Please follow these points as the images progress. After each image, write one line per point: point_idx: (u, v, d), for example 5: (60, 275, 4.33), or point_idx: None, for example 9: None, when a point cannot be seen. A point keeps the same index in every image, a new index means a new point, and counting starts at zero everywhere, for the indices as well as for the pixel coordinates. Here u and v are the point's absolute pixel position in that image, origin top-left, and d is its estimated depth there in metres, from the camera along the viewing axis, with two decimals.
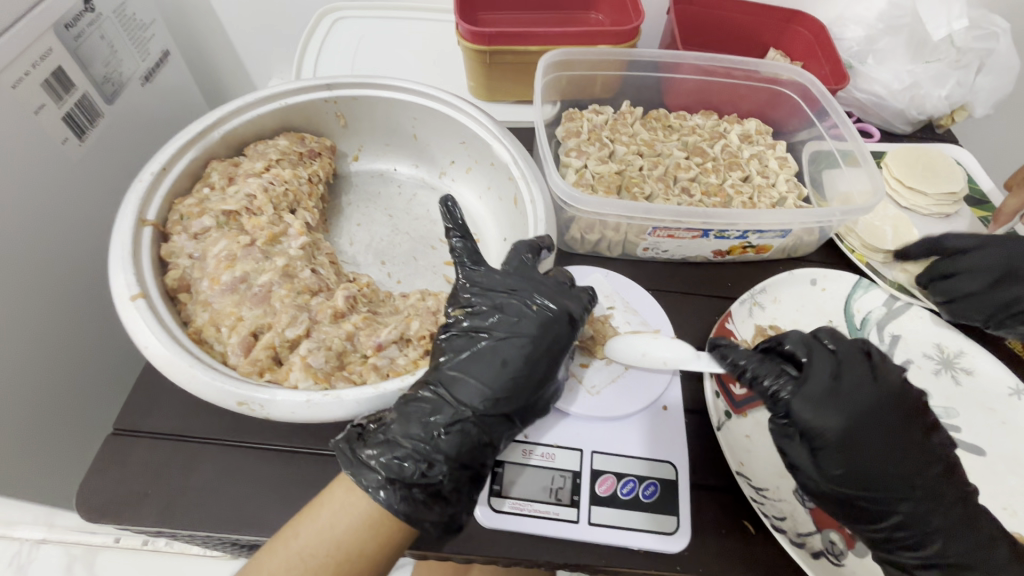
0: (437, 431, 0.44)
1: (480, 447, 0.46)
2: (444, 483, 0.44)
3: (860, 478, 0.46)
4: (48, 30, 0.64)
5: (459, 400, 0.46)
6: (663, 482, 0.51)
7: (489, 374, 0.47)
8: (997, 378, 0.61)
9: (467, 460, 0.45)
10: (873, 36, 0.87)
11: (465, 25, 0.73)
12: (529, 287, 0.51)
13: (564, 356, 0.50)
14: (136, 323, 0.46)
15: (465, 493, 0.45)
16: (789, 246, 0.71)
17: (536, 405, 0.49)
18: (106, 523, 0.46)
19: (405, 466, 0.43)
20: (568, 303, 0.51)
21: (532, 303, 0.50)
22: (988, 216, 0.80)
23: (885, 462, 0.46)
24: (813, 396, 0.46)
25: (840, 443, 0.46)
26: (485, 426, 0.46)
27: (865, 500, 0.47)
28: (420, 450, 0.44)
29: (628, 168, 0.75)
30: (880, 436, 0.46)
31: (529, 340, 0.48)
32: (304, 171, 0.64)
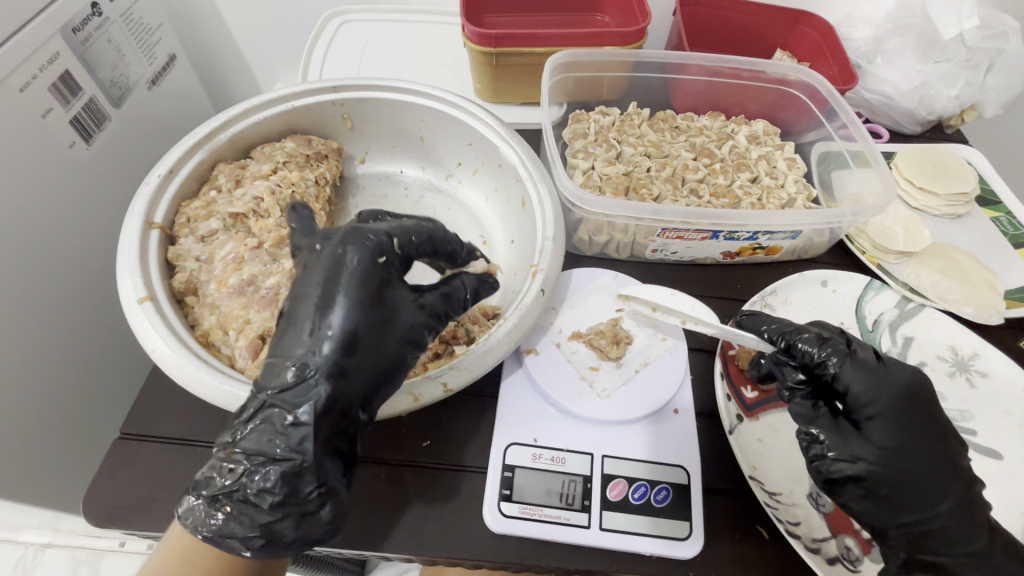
0: (239, 432, 0.41)
1: (283, 431, 0.40)
2: (249, 486, 0.40)
3: (898, 460, 0.46)
4: (55, 34, 0.64)
5: (262, 387, 0.41)
6: (676, 486, 0.50)
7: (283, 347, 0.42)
8: (1012, 380, 0.60)
9: (280, 452, 0.40)
10: (881, 36, 0.87)
11: (471, 27, 0.73)
12: (312, 239, 0.46)
13: (347, 289, 0.42)
14: (143, 326, 0.46)
15: (282, 492, 0.40)
16: (799, 247, 0.70)
17: (355, 368, 0.42)
18: (114, 529, 0.46)
19: (211, 478, 0.41)
20: (346, 234, 0.45)
21: (312, 253, 0.45)
22: (1001, 216, 0.79)
23: (925, 448, 0.46)
24: (861, 366, 0.49)
25: (881, 417, 0.47)
26: (288, 404, 0.40)
27: (906, 489, 0.45)
28: (226, 460, 0.41)
29: (635, 169, 0.75)
30: (923, 420, 0.47)
31: (317, 285, 0.42)
32: (311, 173, 0.63)
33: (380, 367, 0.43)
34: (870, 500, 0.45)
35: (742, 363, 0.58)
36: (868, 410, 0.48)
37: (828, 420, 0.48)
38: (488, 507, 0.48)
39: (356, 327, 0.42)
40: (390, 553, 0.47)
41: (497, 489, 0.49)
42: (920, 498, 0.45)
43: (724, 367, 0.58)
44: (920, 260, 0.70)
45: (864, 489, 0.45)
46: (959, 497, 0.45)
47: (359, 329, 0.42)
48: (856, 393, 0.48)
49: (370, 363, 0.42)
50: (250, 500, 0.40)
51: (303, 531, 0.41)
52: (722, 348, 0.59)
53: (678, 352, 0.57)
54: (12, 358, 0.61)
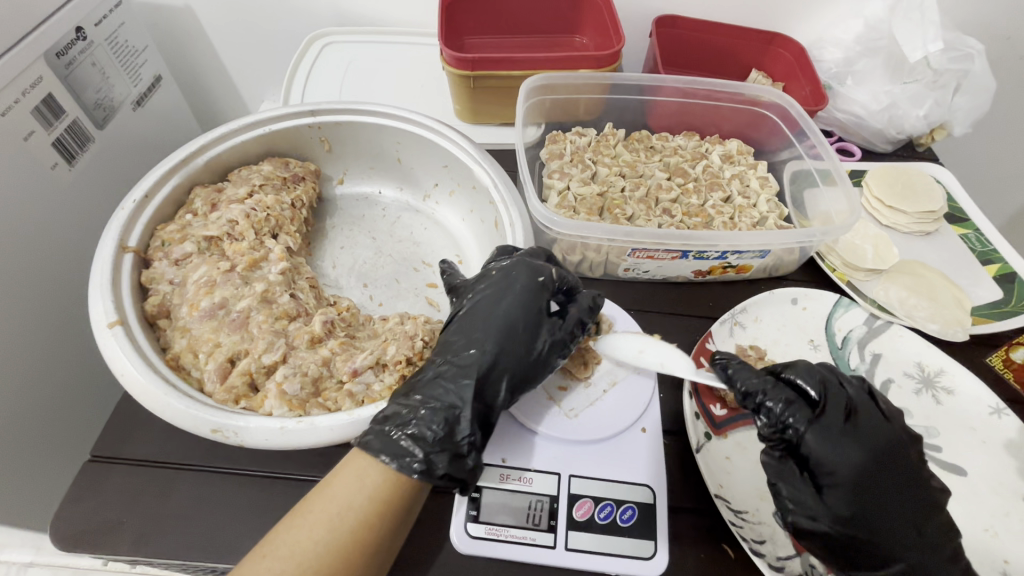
0: (418, 384, 0.48)
1: (453, 389, 0.47)
2: (422, 421, 0.45)
3: (855, 521, 0.45)
4: (39, 59, 0.65)
5: (442, 356, 0.50)
6: (642, 506, 0.51)
7: (464, 327, 0.51)
8: (977, 397, 0.61)
9: (447, 401, 0.46)
10: (851, 58, 0.89)
11: (448, 51, 0.74)
12: (488, 265, 0.57)
13: (530, 292, 0.53)
14: (113, 351, 0.47)
15: (441, 432, 0.45)
16: (769, 265, 0.71)
17: (515, 352, 0.50)
18: (79, 552, 0.46)
19: (397, 416, 0.46)
20: (524, 257, 0.56)
21: (489, 269, 0.56)
22: (969, 233, 0.80)
23: (886, 506, 0.46)
24: (823, 430, 0.47)
25: (847, 480, 0.46)
26: (461, 367, 0.48)
27: (860, 549, 0.45)
28: (403, 402, 0.47)
29: (610, 189, 0.76)
30: (887, 480, 0.47)
31: (498, 285, 0.53)
32: (287, 196, 0.65)
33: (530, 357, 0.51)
34: (827, 556, 0.46)
35: (710, 381, 0.59)
36: (829, 476, 0.46)
37: (793, 474, 0.47)
38: (455, 527, 0.49)
39: (515, 319, 0.51)
40: None
41: (464, 509, 0.50)
42: (873, 555, 0.45)
43: (692, 385, 0.58)
44: (889, 278, 0.72)
45: (820, 548, 0.46)
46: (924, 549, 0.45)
47: (521, 321, 0.51)
48: (821, 456, 0.47)
49: (526, 352, 0.51)
50: (418, 434, 0.45)
51: (453, 470, 0.44)
52: (691, 365, 0.60)
53: (646, 370, 0.59)
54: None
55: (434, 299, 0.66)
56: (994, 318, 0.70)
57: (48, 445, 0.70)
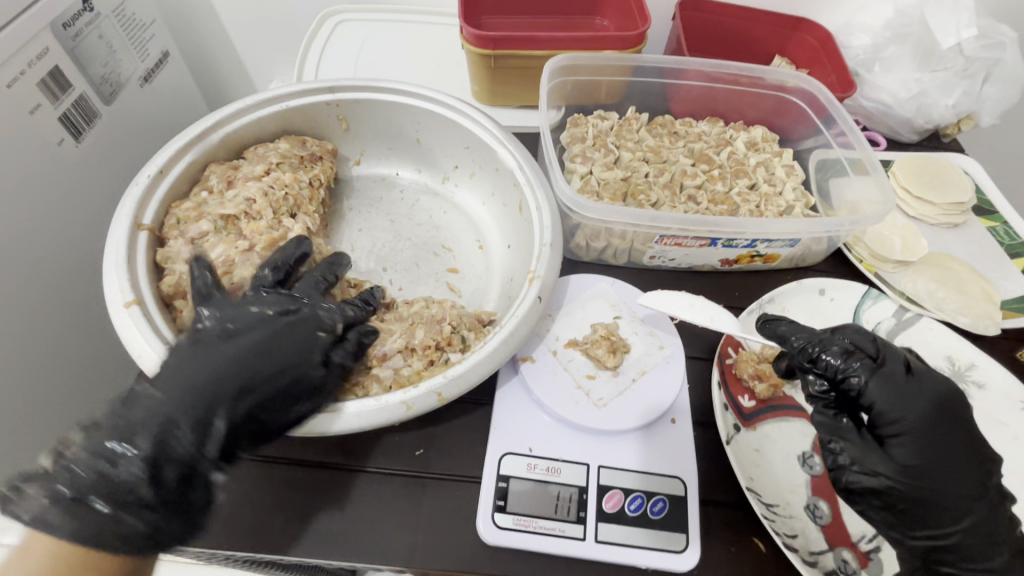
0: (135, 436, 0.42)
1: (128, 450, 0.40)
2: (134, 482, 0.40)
3: (927, 476, 0.44)
4: (45, 30, 0.63)
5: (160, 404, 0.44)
6: (672, 498, 0.50)
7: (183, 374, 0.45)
8: (1009, 391, 0.60)
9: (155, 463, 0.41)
10: (879, 44, 0.87)
11: (468, 29, 0.71)
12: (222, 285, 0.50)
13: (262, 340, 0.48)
14: (130, 331, 0.46)
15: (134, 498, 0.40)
16: (797, 255, 0.70)
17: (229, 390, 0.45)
18: None
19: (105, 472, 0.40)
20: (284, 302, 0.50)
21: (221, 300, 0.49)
22: (997, 226, 0.79)
23: (950, 462, 0.45)
24: (886, 380, 0.46)
25: (909, 430, 0.45)
26: (140, 420, 0.42)
27: (931, 506, 0.44)
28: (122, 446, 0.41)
29: (633, 175, 0.74)
30: (948, 434, 0.46)
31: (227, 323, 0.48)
32: (305, 175, 0.64)
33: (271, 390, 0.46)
34: (886, 512, 0.45)
35: (739, 372, 0.57)
36: (892, 426, 0.46)
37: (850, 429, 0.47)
38: (481, 516, 0.48)
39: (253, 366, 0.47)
40: (381, 566, 0.46)
41: (490, 499, 0.49)
42: (941, 515, 0.44)
43: (721, 376, 0.57)
44: (917, 269, 0.70)
45: (882, 502, 0.45)
46: (984, 512, 0.44)
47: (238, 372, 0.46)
48: (883, 407, 0.46)
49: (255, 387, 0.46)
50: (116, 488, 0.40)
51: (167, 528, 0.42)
52: (719, 356, 0.59)
53: (677, 360, 0.57)
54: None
55: (454, 285, 0.65)
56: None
57: None
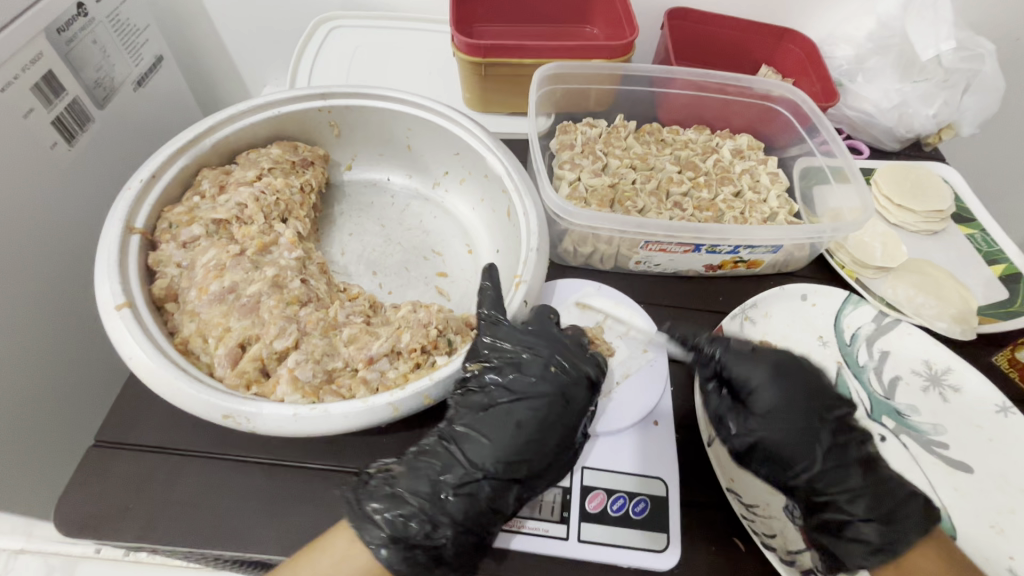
0: (444, 491, 0.45)
1: (446, 492, 0.45)
2: (446, 547, 0.44)
3: (792, 439, 0.49)
4: (40, 34, 0.63)
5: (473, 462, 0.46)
6: (653, 498, 0.51)
7: (501, 439, 0.47)
8: (984, 396, 0.61)
9: (467, 524, 0.45)
10: (862, 55, 0.89)
11: (460, 37, 0.73)
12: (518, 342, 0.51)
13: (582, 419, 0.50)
14: (121, 333, 0.47)
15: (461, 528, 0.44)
16: (780, 261, 0.71)
17: (547, 445, 0.48)
18: (86, 538, 0.47)
19: (410, 526, 0.43)
20: (585, 366, 0.51)
21: (551, 364, 0.50)
22: (975, 233, 0.81)
23: (798, 421, 0.49)
24: (735, 353, 0.52)
25: (757, 395, 0.51)
26: (461, 456, 0.46)
27: (791, 454, 0.49)
28: (426, 510, 0.44)
29: (621, 181, 0.76)
30: (795, 393, 0.50)
31: (547, 386, 0.49)
32: (296, 180, 0.65)
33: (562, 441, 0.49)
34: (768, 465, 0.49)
35: None
36: (748, 391, 0.51)
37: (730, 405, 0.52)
38: None
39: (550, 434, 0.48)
40: None
41: None
42: (803, 463, 0.48)
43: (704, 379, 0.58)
44: (897, 275, 0.72)
45: (763, 456, 0.49)
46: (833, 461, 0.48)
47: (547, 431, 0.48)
48: (753, 385, 0.51)
49: (563, 439, 0.49)
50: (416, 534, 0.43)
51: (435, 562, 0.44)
52: None
53: (659, 363, 0.59)
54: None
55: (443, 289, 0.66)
56: (1001, 318, 0.71)
57: (53, 430, 0.69)
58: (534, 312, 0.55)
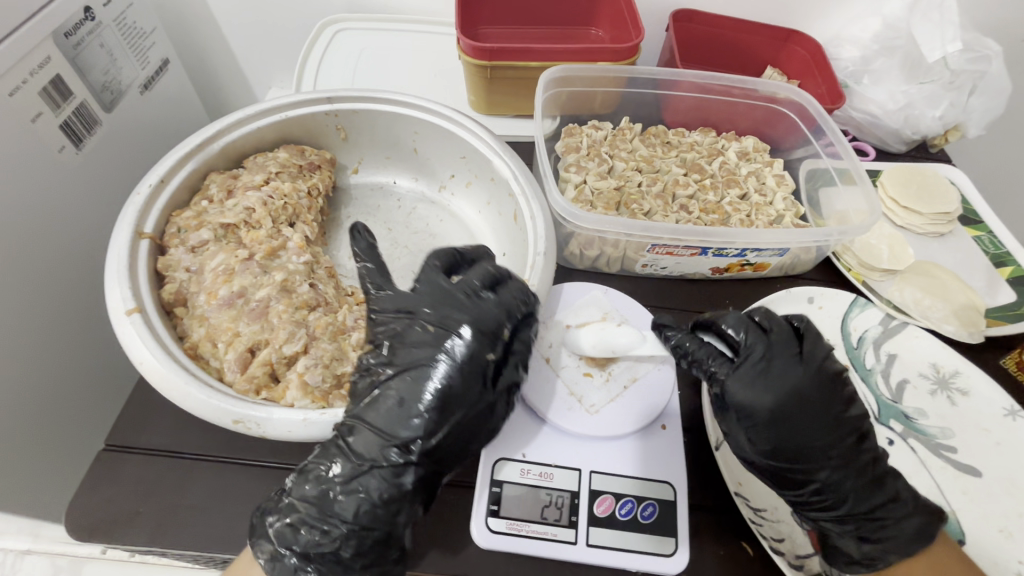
0: (332, 491, 0.44)
1: (334, 493, 0.44)
2: (345, 549, 0.44)
3: (796, 449, 0.47)
4: (48, 39, 0.64)
5: (362, 455, 0.45)
6: (662, 503, 0.51)
7: (385, 420, 0.46)
8: (992, 399, 0.61)
9: (370, 523, 0.44)
10: (868, 56, 0.89)
11: (466, 41, 0.73)
12: (416, 306, 0.50)
13: (479, 377, 0.48)
14: (131, 337, 0.47)
15: (360, 523, 0.44)
16: (786, 264, 0.71)
17: (441, 414, 0.46)
18: (95, 542, 0.47)
19: (303, 535, 0.44)
20: (468, 318, 0.49)
21: (424, 325, 0.49)
22: (983, 235, 0.80)
23: (807, 445, 0.48)
24: (749, 374, 0.48)
25: (769, 420, 0.47)
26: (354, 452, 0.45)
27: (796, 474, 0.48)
28: (314, 516, 0.44)
29: (627, 184, 0.76)
30: (811, 417, 0.48)
31: (424, 348, 0.48)
32: (303, 184, 0.65)
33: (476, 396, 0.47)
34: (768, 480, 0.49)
35: None
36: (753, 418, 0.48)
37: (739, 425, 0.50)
38: (475, 521, 0.49)
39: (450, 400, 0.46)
40: None
41: (484, 503, 0.50)
42: (806, 479, 0.48)
43: (711, 383, 0.58)
44: (904, 278, 0.72)
45: (760, 473, 0.49)
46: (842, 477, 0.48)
47: (455, 397, 0.46)
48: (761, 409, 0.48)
49: (468, 404, 0.47)
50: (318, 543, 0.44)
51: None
52: None
53: (668, 365, 0.59)
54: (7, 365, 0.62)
55: None
56: (1008, 320, 0.70)
57: (61, 434, 0.70)
58: (421, 272, 0.52)
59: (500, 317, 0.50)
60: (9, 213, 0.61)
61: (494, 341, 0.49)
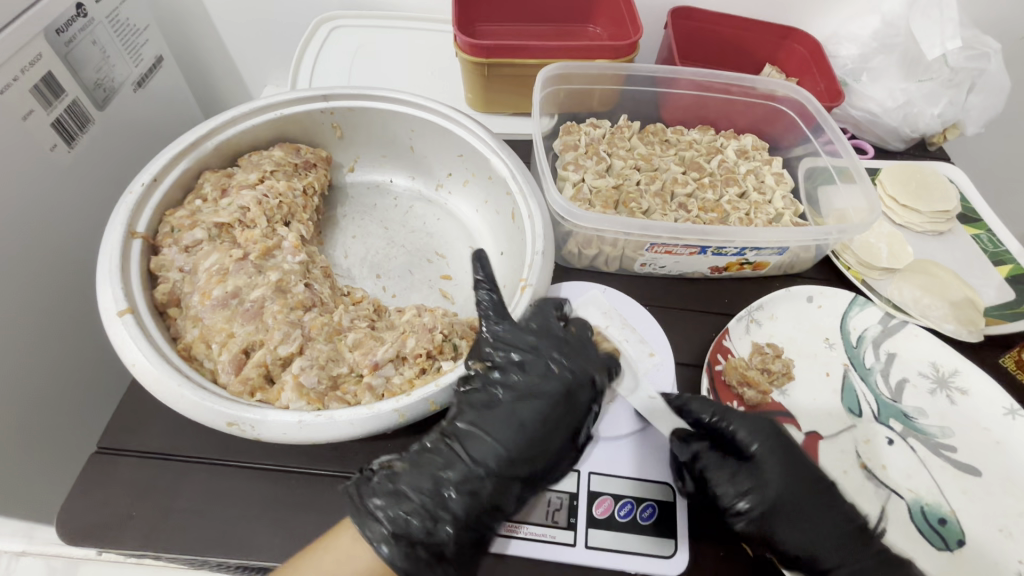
0: (447, 489, 0.45)
1: (448, 490, 0.45)
2: (449, 547, 0.43)
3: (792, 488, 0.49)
4: (39, 35, 0.63)
5: (479, 463, 0.46)
6: (661, 504, 0.51)
7: (507, 435, 0.47)
8: (992, 398, 0.61)
9: (473, 526, 0.45)
10: (867, 54, 0.89)
11: (463, 37, 0.72)
12: (546, 342, 0.50)
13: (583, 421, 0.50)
14: (123, 338, 0.47)
15: (466, 526, 0.44)
16: (785, 263, 0.71)
17: (549, 446, 0.47)
18: (88, 546, 0.47)
19: (411, 522, 0.43)
20: (588, 368, 0.50)
21: (554, 363, 0.49)
22: (981, 234, 0.80)
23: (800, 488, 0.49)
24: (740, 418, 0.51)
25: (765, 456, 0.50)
26: (463, 456, 0.46)
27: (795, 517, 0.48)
28: (426, 506, 0.44)
29: (625, 182, 0.75)
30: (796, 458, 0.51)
31: (548, 384, 0.49)
32: (299, 183, 0.64)
33: (569, 441, 0.49)
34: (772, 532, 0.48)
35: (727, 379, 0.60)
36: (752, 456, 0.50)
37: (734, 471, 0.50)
38: None
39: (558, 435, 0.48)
40: None
41: None
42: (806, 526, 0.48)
43: (710, 382, 0.60)
44: (903, 276, 0.72)
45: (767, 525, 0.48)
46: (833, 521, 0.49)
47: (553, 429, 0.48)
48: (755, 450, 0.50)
49: (567, 441, 0.48)
50: (425, 532, 0.43)
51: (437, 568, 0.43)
52: (709, 363, 0.61)
53: (666, 365, 0.58)
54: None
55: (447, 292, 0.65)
56: (1007, 319, 0.70)
57: (53, 436, 0.69)
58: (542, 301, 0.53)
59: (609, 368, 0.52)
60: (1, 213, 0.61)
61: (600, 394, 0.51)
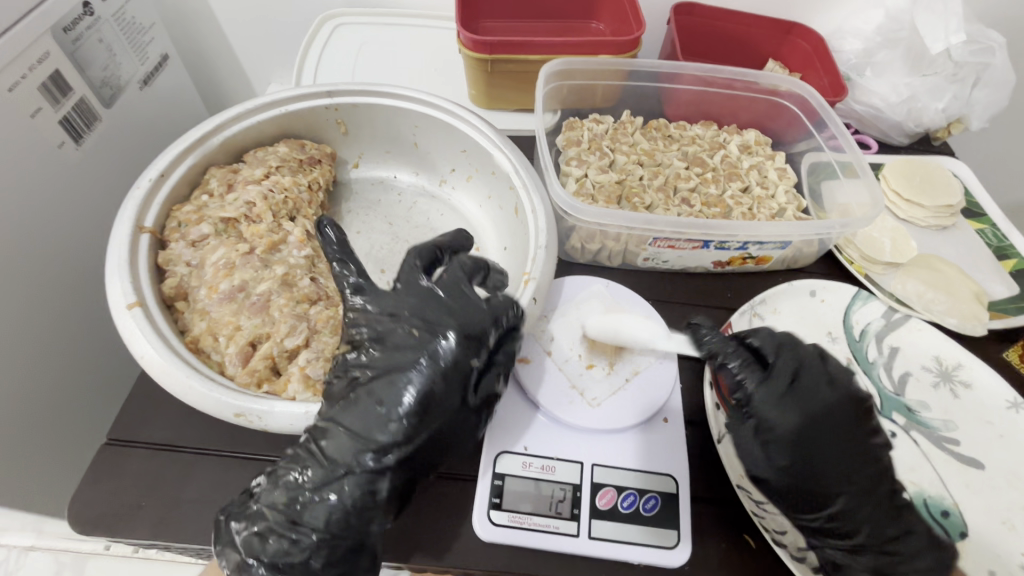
0: (303, 494, 0.43)
1: (306, 498, 0.43)
2: (314, 557, 0.42)
3: (825, 456, 0.46)
4: (46, 33, 0.63)
5: (335, 458, 0.43)
6: (664, 495, 0.51)
7: (361, 423, 0.44)
8: (995, 392, 0.61)
9: (341, 529, 0.43)
10: (871, 49, 0.89)
11: (466, 34, 0.72)
12: (404, 311, 0.48)
13: (458, 386, 0.46)
14: (132, 331, 0.48)
15: (330, 531, 0.43)
16: (788, 257, 0.71)
17: (417, 420, 0.44)
18: (97, 536, 0.47)
19: (273, 531, 0.42)
20: (457, 325, 0.47)
21: (409, 328, 0.47)
22: (986, 228, 0.80)
23: (832, 462, 0.46)
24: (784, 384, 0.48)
25: (792, 434, 0.47)
26: (328, 453, 0.44)
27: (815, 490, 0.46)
28: (280, 513, 0.43)
29: (628, 177, 0.76)
30: (844, 435, 0.47)
31: (409, 351, 0.46)
32: (304, 178, 0.65)
33: (449, 407, 0.46)
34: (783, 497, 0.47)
35: None
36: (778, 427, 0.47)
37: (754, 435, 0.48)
38: (476, 514, 0.49)
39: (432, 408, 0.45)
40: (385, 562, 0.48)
41: (486, 496, 0.50)
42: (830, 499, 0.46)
43: (713, 375, 0.58)
44: (907, 271, 0.72)
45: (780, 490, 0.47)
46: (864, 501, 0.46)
47: (432, 398, 0.45)
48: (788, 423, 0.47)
49: (443, 408, 0.45)
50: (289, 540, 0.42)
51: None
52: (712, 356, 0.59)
53: (669, 359, 0.58)
54: (10, 359, 0.62)
55: None
56: (1011, 313, 0.70)
57: (63, 429, 0.69)
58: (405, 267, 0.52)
59: (487, 323, 0.48)
60: (11, 211, 0.62)
61: (479, 348, 0.47)
